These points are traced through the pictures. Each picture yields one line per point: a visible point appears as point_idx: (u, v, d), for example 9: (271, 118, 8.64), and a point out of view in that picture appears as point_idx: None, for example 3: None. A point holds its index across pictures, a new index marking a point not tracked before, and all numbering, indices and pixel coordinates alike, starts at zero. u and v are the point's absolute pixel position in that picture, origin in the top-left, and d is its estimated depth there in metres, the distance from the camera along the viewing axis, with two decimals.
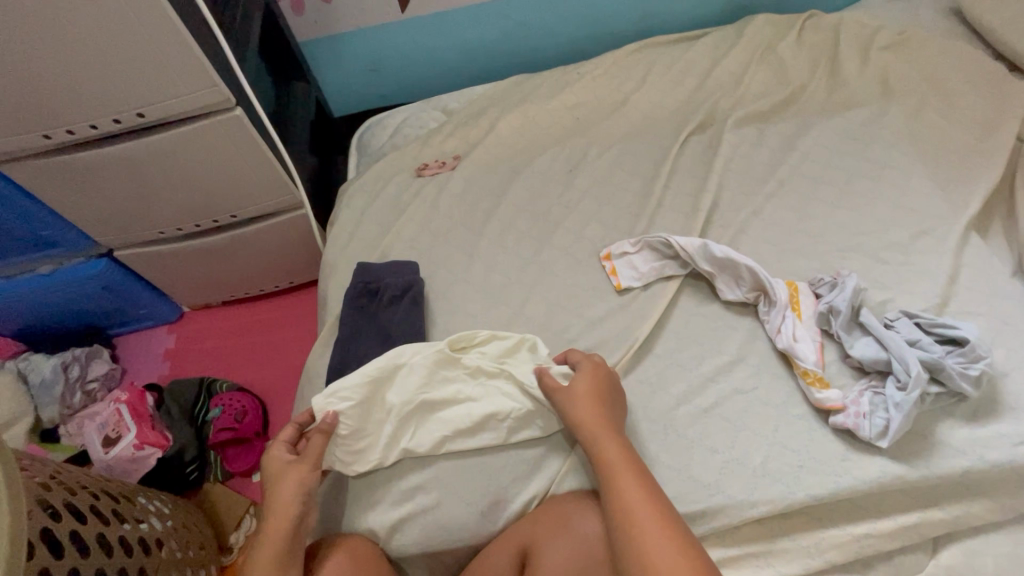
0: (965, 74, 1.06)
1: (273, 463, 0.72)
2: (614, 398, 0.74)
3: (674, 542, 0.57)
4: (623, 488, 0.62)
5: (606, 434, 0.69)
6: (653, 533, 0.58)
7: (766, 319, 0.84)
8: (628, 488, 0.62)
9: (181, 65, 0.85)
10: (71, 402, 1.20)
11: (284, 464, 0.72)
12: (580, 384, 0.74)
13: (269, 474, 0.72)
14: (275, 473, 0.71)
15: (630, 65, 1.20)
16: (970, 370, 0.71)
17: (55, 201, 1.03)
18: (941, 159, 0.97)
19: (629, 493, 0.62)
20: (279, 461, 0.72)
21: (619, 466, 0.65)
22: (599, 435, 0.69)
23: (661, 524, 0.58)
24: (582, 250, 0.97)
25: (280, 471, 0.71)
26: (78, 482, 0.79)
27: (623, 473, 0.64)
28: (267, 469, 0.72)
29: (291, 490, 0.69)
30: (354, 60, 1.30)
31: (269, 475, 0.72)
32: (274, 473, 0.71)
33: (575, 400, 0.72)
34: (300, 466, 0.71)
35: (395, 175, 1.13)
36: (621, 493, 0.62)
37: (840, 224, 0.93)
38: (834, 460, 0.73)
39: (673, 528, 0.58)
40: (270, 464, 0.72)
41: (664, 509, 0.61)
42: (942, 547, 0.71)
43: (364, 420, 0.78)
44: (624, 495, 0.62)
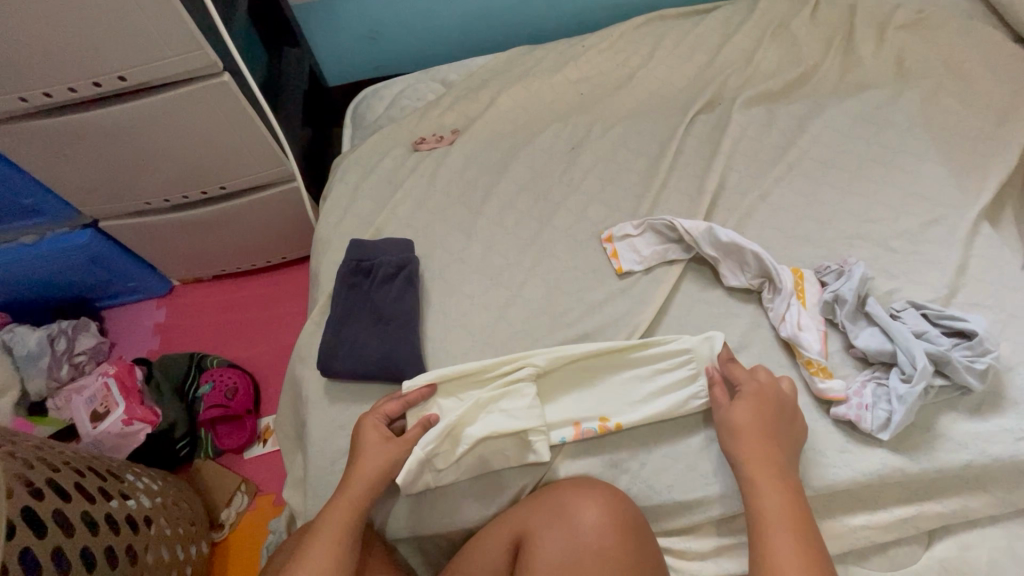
0: (983, 57, 1.02)
1: (369, 437, 0.73)
2: (783, 421, 0.69)
3: (794, 542, 0.58)
4: (756, 484, 0.63)
5: (760, 455, 0.65)
6: (779, 526, 0.59)
7: (770, 307, 0.81)
8: (759, 486, 0.63)
9: (160, 26, 0.80)
10: (58, 375, 1.18)
11: (379, 440, 0.73)
12: (739, 416, 0.69)
13: (361, 447, 0.73)
14: (369, 448, 0.72)
15: (637, 39, 1.15)
16: (977, 363, 0.70)
17: (35, 168, 0.99)
18: (955, 145, 0.94)
19: (767, 495, 0.62)
20: (376, 435, 0.73)
21: (756, 469, 0.64)
22: (748, 449, 0.66)
23: (790, 524, 0.59)
24: (583, 232, 0.94)
25: (373, 448, 0.72)
26: (63, 459, 0.77)
27: (761, 476, 0.64)
28: (362, 437, 0.73)
29: (373, 468, 0.70)
30: (349, 27, 1.24)
31: (362, 447, 0.72)
32: (368, 444, 0.73)
33: (736, 432, 0.68)
34: (393, 449, 0.72)
35: (391, 148, 1.09)
36: (755, 496, 0.63)
37: (849, 210, 0.90)
38: (835, 451, 0.72)
39: (800, 527, 0.59)
40: (366, 434, 0.73)
41: (796, 509, 0.61)
42: (937, 540, 0.71)
43: (439, 405, 0.78)
44: (759, 501, 0.62)
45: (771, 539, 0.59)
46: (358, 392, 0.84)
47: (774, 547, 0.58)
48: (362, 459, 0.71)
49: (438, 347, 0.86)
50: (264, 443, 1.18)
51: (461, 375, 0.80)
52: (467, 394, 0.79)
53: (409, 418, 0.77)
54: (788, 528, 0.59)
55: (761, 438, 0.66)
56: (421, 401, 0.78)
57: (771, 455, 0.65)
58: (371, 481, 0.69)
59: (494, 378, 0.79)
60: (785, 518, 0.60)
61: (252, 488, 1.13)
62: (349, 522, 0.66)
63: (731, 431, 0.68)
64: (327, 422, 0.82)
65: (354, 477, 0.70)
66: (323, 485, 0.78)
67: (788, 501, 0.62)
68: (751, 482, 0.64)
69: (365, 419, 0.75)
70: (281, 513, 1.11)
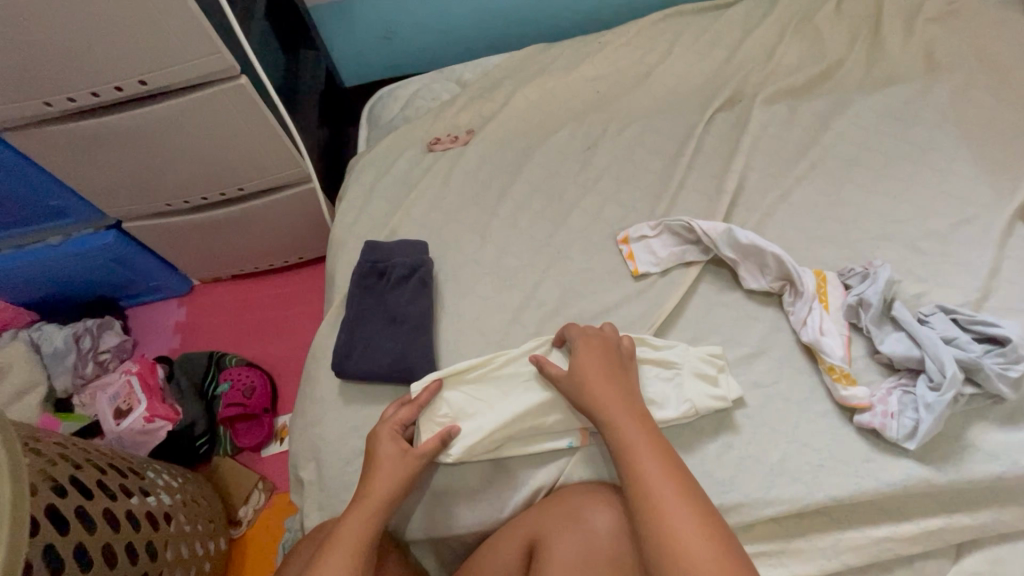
0: (1019, 48, 0.98)
1: (386, 448, 0.72)
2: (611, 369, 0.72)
3: (664, 473, 0.60)
4: (620, 424, 0.65)
5: (627, 405, 0.67)
6: (650, 461, 0.61)
7: (791, 310, 0.79)
8: (631, 429, 0.65)
9: (178, 30, 0.81)
10: (84, 372, 1.21)
11: (397, 453, 0.72)
12: (582, 363, 0.72)
13: (376, 460, 0.72)
14: (387, 461, 0.71)
15: (655, 35, 1.13)
16: (1010, 372, 0.67)
17: (62, 170, 1.02)
18: (988, 142, 0.90)
19: (647, 465, 0.61)
20: (393, 448, 0.72)
21: (623, 413, 0.66)
22: (600, 384, 0.69)
23: (654, 453, 0.62)
24: (599, 232, 0.93)
25: (391, 463, 0.71)
26: (86, 457, 0.79)
27: (618, 411, 0.66)
28: (378, 448, 0.73)
29: (390, 482, 0.70)
30: (365, 27, 1.25)
31: (379, 460, 0.72)
32: (385, 457, 0.72)
33: (592, 364, 0.71)
34: (406, 464, 0.71)
35: (406, 149, 1.09)
36: (620, 428, 0.65)
37: (876, 210, 0.87)
38: (858, 461, 0.70)
39: (666, 457, 0.61)
40: (383, 445, 0.72)
41: (658, 440, 0.64)
42: (966, 553, 0.68)
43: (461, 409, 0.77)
44: (624, 438, 0.64)
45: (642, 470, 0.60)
46: (371, 394, 0.84)
47: (649, 479, 0.59)
48: (378, 474, 0.71)
49: (451, 349, 0.86)
50: (281, 442, 1.20)
51: (471, 373, 0.79)
52: (482, 396, 0.78)
53: (422, 423, 0.77)
54: (662, 465, 0.60)
55: (609, 386, 0.69)
56: (431, 400, 0.77)
57: (624, 396, 0.68)
58: (388, 499, 0.69)
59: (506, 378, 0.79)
60: (663, 463, 0.61)
61: (269, 486, 1.14)
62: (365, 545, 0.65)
63: (581, 382, 0.70)
64: (341, 423, 0.83)
65: (369, 491, 0.69)
66: (338, 486, 0.79)
67: (651, 437, 0.64)
68: (613, 420, 0.66)
69: (379, 430, 0.74)
70: (295, 512, 1.12)
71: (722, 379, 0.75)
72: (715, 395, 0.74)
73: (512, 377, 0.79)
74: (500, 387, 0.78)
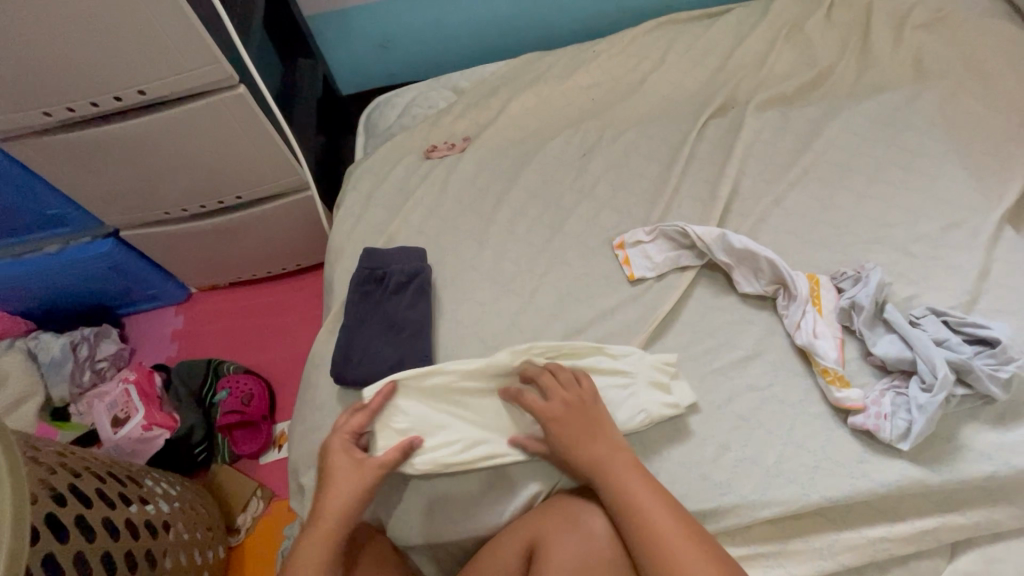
0: (1005, 55, 1.00)
1: (339, 461, 0.71)
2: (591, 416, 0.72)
3: (669, 514, 0.62)
4: (614, 474, 0.66)
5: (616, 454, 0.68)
6: (651, 507, 0.63)
7: (785, 314, 0.80)
8: (623, 479, 0.66)
9: (177, 41, 0.81)
10: (81, 381, 1.21)
11: (350, 465, 0.71)
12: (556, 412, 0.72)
13: (330, 474, 0.71)
14: (340, 474, 0.70)
15: (649, 44, 1.14)
16: (1000, 372, 0.68)
17: (59, 180, 1.02)
18: (976, 147, 0.92)
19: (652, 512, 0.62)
20: (346, 460, 0.71)
21: (611, 464, 0.67)
22: (584, 437, 0.70)
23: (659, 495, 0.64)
24: (595, 238, 0.94)
25: (345, 475, 0.70)
26: (85, 465, 0.79)
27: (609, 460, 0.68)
28: (330, 461, 0.71)
29: (343, 495, 0.69)
30: (362, 36, 1.26)
31: (333, 473, 0.71)
32: (338, 470, 0.71)
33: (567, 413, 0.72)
34: (359, 476, 0.70)
35: (404, 156, 1.10)
36: (612, 480, 0.66)
37: (867, 214, 0.89)
38: (853, 462, 0.70)
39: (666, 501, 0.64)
40: (336, 458, 0.71)
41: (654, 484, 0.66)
42: (961, 552, 0.69)
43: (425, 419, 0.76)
44: (620, 486, 0.65)
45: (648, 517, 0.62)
46: None
47: (657, 528, 0.61)
48: (332, 487, 0.69)
49: (450, 354, 0.86)
50: (279, 449, 1.20)
51: (431, 381, 0.77)
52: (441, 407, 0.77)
53: (377, 430, 0.75)
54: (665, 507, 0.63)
55: (591, 435, 0.70)
56: (384, 407, 0.76)
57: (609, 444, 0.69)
58: (342, 514, 0.68)
59: (466, 389, 0.78)
60: (664, 508, 0.63)
61: (268, 494, 1.14)
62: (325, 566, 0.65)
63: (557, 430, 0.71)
64: None
65: (325, 506, 0.68)
66: None
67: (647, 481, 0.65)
68: (604, 472, 0.67)
69: (330, 442, 0.73)
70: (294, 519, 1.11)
71: (675, 386, 0.77)
72: (668, 402, 0.75)
73: (472, 387, 0.78)
74: (452, 391, 0.78)
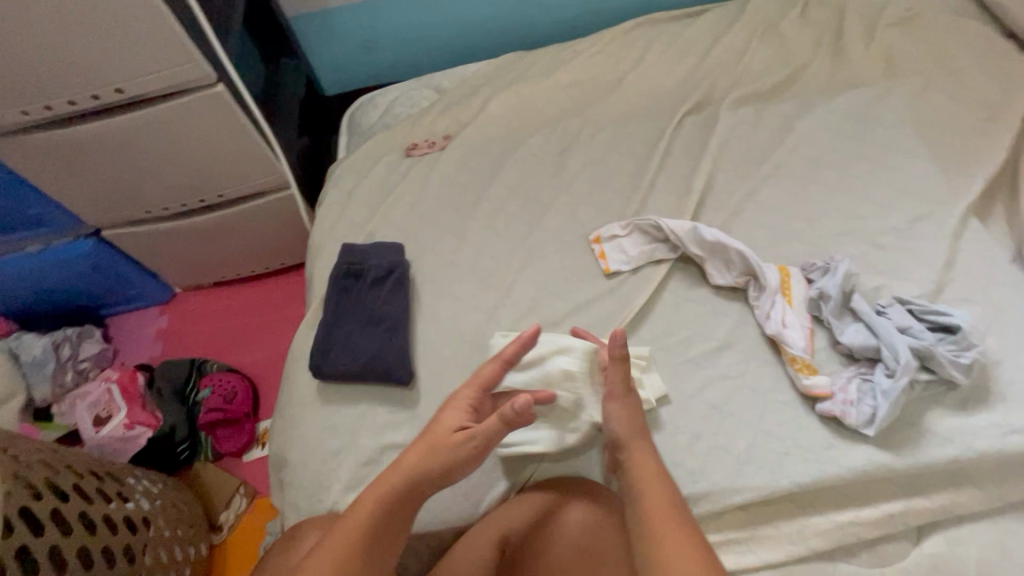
0: (972, 53, 1.02)
1: (445, 421, 0.66)
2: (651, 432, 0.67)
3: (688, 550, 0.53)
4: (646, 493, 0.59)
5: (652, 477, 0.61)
6: (669, 532, 0.55)
7: (755, 304, 0.82)
8: (654, 501, 0.58)
9: (154, 40, 0.82)
10: (63, 381, 1.21)
11: (451, 430, 0.65)
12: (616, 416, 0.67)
13: (436, 426, 0.66)
14: (439, 439, 0.65)
15: (628, 43, 1.16)
16: (962, 358, 0.70)
17: (38, 179, 1.02)
18: (944, 142, 0.94)
19: (671, 545, 0.54)
20: (454, 424, 0.66)
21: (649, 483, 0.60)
22: (633, 453, 0.63)
23: (682, 527, 0.56)
24: (572, 233, 0.95)
25: (443, 439, 0.65)
26: (63, 462, 0.79)
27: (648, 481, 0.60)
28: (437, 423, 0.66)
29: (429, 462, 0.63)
30: (345, 37, 1.27)
31: (435, 424, 0.66)
32: (436, 435, 0.65)
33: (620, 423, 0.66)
34: (466, 437, 0.64)
35: (385, 154, 1.11)
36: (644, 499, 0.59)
37: (837, 207, 0.91)
38: (820, 448, 0.72)
39: (693, 538, 0.55)
40: (445, 418, 0.66)
41: (684, 516, 0.57)
42: (927, 535, 0.70)
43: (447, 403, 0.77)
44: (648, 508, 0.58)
45: (665, 547, 0.54)
46: (349, 394, 0.85)
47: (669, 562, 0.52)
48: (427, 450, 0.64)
49: (429, 348, 0.87)
50: (262, 446, 1.20)
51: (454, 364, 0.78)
52: None
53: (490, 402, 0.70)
54: (688, 540, 0.54)
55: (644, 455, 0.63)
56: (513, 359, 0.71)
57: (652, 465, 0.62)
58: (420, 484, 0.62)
59: None
60: (687, 537, 0.54)
61: (251, 491, 1.14)
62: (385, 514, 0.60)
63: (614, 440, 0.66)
64: (319, 423, 0.84)
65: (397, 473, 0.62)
66: (316, 485, 0.80)
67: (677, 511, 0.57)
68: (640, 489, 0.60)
69: (456, 397, 0.68)
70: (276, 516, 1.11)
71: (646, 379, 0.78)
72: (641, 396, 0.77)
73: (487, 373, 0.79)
74: None
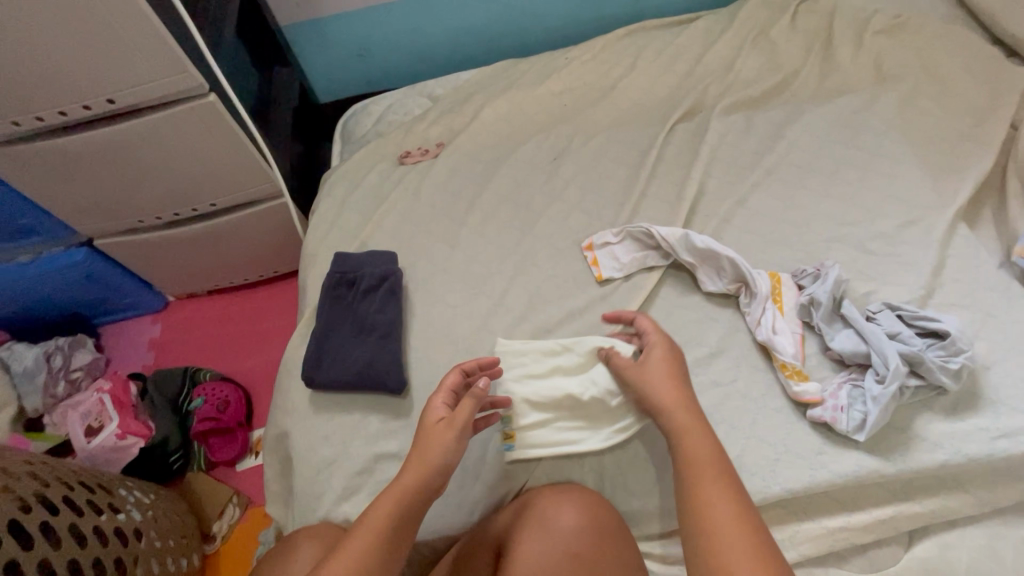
0: (959, 59, 1.03)
1: (431, 416, 0.68)
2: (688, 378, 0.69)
3: (725, 491, 0.57)
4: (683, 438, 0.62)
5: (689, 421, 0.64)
6: (708, 473, 0.59)
7: (746, 311, 0.82)
8: (692, 444, 0.61)
9: (146, 51, 0.82)
10: (55, 392, 1.20)
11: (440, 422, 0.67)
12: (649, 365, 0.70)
13: (423, 425, 0.67)
14: (430, 430, 0.66)
15: (620, 51, 1.17)
16: (950, 363, 0.70)
17: (30, 189, 1.02)
18: (932, 148, 0.95)
19: (709, 488, 0.57)
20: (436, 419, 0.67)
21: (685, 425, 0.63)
22: (666, 398, 0.66)
23: (716, 468, 0.59)
24: (564, 240, 0.95)
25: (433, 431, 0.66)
26: (53, 474, 0.78)
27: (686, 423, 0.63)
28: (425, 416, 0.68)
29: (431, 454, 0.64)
30: (338, 45, 1.27)
31: (421, 427, 0.67)
32: (428, 426, 0.67)
33: (651, 375, 0.69)
34: (450, 427, 0.66)
35: (378, 162, 1.11)
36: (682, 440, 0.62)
37: (827, 213, 0.91)
38: (811, 454, 0.72)
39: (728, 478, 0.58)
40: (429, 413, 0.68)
41: (721, 457, 0.60)
42: (918, 540, 0.71)
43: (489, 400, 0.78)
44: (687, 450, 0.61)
45: (704, 488, 0.58)
46: (342, 403, 0.85)
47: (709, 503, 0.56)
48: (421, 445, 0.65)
49: (422, 356, 0.87)
50: (256, 456, 1.20)
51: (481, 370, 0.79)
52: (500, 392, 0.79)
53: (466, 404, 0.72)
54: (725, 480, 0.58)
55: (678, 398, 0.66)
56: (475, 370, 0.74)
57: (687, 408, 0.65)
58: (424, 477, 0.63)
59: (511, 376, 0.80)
60: (721, 477, 0.58)
61: (244, 500, 1.14)
62: (400, 508, 0.61)
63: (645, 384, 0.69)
64: (312, 432, 0.84)
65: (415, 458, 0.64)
66: (310, 495, 0.80)
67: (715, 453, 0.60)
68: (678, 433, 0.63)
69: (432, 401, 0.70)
70: (270, 525, 1.11)
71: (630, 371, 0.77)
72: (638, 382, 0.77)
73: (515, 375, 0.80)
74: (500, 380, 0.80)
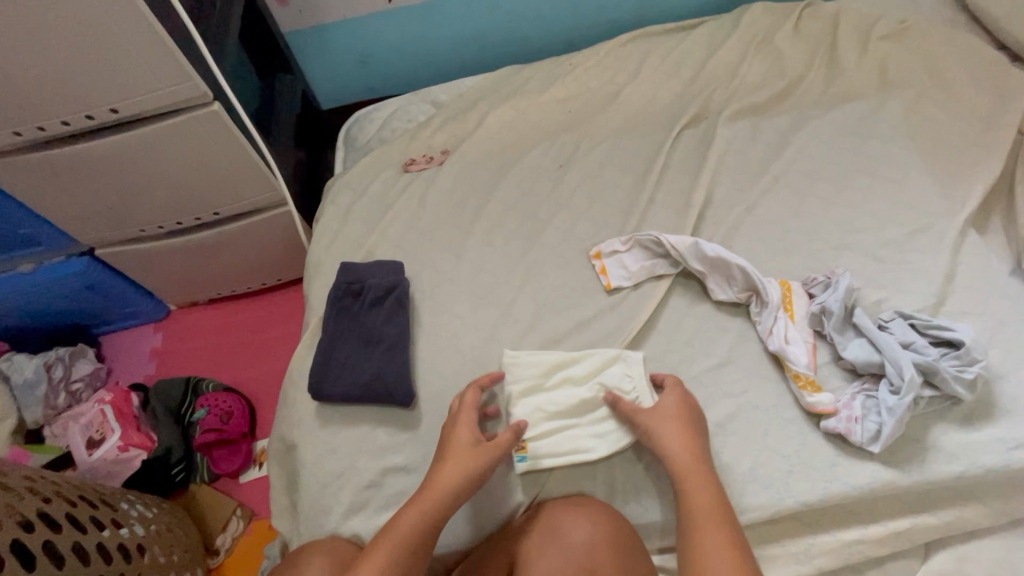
0: (965, 65, 1.03)
1: (461, 435, 0.71)
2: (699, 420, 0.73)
3: (724, 542, 0.61)
4: (688, 486, 0.66)
5: (694, 469, 0.67)
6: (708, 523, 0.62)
7: (757, 320, 0.82)
8: (695, 493, 0.65)
9: (149, 60, 0.82)
10: (56, 403, 1.19)
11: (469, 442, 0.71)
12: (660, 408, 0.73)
13: (451, 444, 0.71)
14: (456, 450, 0.70)
15: (624, 57, 1.17)
16: (966, 373, 0.69)
17: (30, 198, 1.01)
18: (939, 154, 0.94)
19: (709, 539, 0.61)
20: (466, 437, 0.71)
21: (688, 473, 0.67)
22: (674, 443, 0.69)
23: (716, 516, 0.63)
24: (571, 249, 0.95)
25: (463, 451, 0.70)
26: (56, 490, 0.77)
27: (692, 472, 0.67)
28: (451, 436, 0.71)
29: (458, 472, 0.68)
30: (341, 51, 1.27)
31: (450, 445, 0.71)
32: (457, 445, 0.70)
33: (662, 416, 0.72)
34: (483, 450, 0.70)
35: (382, 170, 1.10)
36: (686, 489, 0.66)
37: (836, 221, 0.91)
38: (824, 466, 0.71)
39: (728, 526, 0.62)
40: (458, 434, 0.71)
41: (724, 505, 0.64)
42: (934, 552, 0.70)
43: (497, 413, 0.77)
44: (690, 497, 0.65)
45: (704, 540, 0.61)
46: (348, 415, 0.84)
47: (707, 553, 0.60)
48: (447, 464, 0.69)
49: (429, 367, 0.86)
50: (259, 467, 1.18)
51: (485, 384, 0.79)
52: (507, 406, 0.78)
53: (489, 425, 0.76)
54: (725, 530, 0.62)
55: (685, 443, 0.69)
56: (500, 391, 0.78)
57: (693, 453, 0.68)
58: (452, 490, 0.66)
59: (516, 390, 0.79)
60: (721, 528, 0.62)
61: (248, 513, 1.13)
62: (421, 526, 0.64)
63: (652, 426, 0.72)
64: (319, 445, 0.82)
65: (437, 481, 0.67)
66: (316, 509, 0.78)
67: (717, 502, 0.64)
68: (682, 479, 0.67)
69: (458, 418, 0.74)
70: (276, 538, 1.11)
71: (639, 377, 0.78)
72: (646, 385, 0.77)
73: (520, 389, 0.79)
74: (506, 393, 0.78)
